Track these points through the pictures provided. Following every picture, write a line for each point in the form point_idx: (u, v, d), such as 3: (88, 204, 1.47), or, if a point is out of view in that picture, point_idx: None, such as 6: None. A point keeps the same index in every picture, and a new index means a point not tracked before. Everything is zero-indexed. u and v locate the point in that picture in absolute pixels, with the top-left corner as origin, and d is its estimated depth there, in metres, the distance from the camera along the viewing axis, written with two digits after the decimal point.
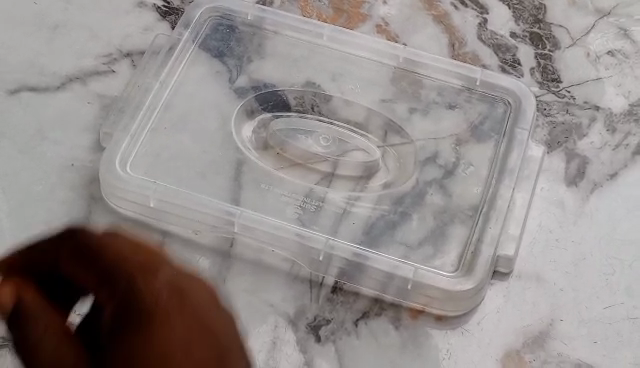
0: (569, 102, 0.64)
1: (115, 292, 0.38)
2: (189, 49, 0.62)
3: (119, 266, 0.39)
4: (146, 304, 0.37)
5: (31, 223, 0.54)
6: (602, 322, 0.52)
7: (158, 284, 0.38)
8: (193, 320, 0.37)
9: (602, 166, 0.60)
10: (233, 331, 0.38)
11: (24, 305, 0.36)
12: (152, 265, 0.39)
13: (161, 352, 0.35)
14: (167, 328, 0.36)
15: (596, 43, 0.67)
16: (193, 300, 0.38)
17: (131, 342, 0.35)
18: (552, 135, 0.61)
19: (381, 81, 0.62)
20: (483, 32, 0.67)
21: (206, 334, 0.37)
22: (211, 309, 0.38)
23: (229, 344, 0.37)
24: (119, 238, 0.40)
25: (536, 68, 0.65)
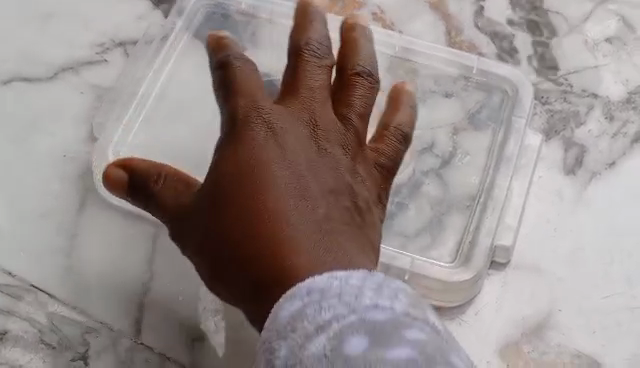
0: (566, 90, 0.63)
1: (292, 86, 0.43)
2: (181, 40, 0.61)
3: (309, 64, 0.43)
4: (303, 120, 0.42)
5: (24, 215, 0.53)
6: (601, 312, 0.52)
7: (342, 125, 0.43)
8: (335, 148, 0.41)
9: (600, 154, 0.59)
10: (375, 193, 0.43)
11: (227, 72, 0.42)
12: (319, 62, 0.43)
13: (296, 158, 0.40)
14: (304, 143, 0.41)
15: (593, 30, 0.66)
16: (363, 153, 0.43)
17: (269, 134, 0.40)
18: (549, 124, 0.61)
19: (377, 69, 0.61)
20: (480, 19, 0.66)
21: (345, 172, 0.41)
22: (355, 134, 0.43)
23: (370, 200, 0.42)
24: (355, 37, 0.46)
25: (533, 55, 0.65)
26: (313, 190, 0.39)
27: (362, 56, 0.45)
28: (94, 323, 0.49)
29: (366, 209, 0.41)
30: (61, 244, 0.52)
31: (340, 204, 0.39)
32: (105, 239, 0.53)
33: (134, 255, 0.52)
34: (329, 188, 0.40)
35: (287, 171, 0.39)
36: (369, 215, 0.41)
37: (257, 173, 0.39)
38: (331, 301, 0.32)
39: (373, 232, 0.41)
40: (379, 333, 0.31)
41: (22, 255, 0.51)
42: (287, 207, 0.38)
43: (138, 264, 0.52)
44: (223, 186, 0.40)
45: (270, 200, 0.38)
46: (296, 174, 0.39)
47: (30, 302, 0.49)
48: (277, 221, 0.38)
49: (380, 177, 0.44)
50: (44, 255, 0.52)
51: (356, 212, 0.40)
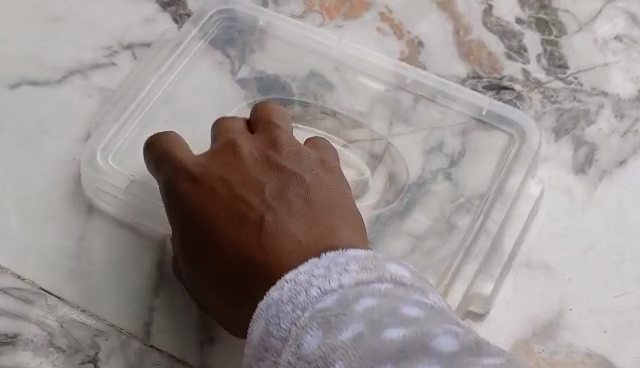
0: (576, 89, 0.63)
1: (210, 150, 0.52)
2: (197, 47, 0.61)
3: (221, 137, 0.52)
4: (232, 159, 0.51)
5: (33, 218, 0.53)
6: (612, 311, 0.52)
7: (268, 143, 0.52)
8: (270, 164, 0.50)
9: (611, 153, 0.59)
10: (330, 172, 0.51)
11: (155, 152, 0.52)
12: (229, 127, 0.53)
13: (233, 194, 0.49)
14: (239, 178, 0.49)
15: (603, 28, 0.66)
16: (298, 152, 0.52)
17: (206, 188, 0.49)
18: (559, 122, 0.61)
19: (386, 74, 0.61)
20: (489, 18, 0.66)
21: (285, 177, 0.50)
22: (283, 144, 0.52)
23: (321, 182, 0.50)
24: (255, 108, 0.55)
25: (543, 54, 0.64)
26: (261, 207, 0.48)
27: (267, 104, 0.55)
28: (102, 326, 0.49)
29: (322, 191, 0.49)
30: (70, 247, 0.52)
31: (293, 200, 0.48)
32: (114, 243, 0.53)
33: (143, 257, 0.52)
34: (277, 197, 0.48)
35: (228, 206, 0.48)
36: (326, 193, 0.49)
37: (203, 223, 0.48)
38: (286, 309, 0.42)
39: (341, 205, 0.49)
40: (328, 322, 0.39)
41: (31, 257, 0.51)
42: (251, 222, 0.47)
43: (147, 266, 0.52)
44: (189, 236, 0.48)
45: (232, 226, 0.47)
46: (239, 208, 0.48)
47: (40, 305, 0.50)
48: (250, 245, 0.46)
49: (324, 160, 0.52)
50: (53, 258, 0.52)
51: (308, 195, 0.49)
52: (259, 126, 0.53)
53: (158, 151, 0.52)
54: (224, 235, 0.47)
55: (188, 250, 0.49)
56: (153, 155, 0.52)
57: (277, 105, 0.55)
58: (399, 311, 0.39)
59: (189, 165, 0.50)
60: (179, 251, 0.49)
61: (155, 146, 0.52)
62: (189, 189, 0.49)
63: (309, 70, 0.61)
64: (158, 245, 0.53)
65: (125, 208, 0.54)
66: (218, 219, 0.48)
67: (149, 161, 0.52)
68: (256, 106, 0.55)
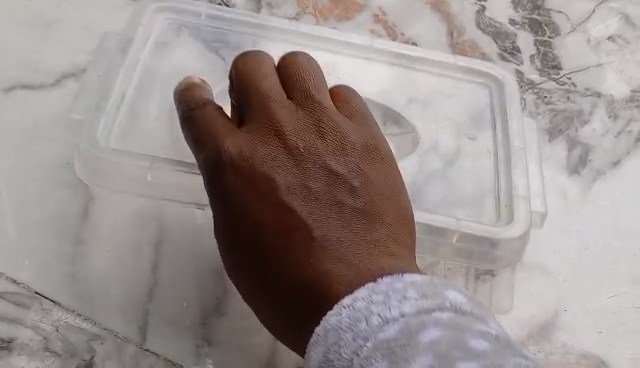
0: (569, 89, 0.63)
1: (250, 127, 0.44)
2: (168, 16, 0.61)
3: (257, 116, 0.44)
4: (274, 144, 0.43)
5: (28, 222, 0.53)
6: (608, 311, 0.52)
7: (312, 123, 0.45)
8: (314, 153, 0.44)
9: (605, 153, 0.60)
10: (381, 166, 0.45)
11: (196, 128, 0.45)
12: (268, 101, 0.44)
13: (278, 195, 0.42)
14: (284, 174, 0.43)
15: (596, 29, 0.67)
16: (346, 139, 0.45)
17: (248, 185, 0.42)
18: (553, 123, 0.61)
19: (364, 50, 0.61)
20: (482, 19, 0.66)
21: (331, 174, 0.43)
22: (328, 130, 0.45)
23: (371, 185, 0.44)
24: (290, 66, 0.46)
25: (536, 54, 0.65)
26: (306, 216, 0.42)
27: (309, 73, 0.46)
28: (98, 330, 0.49)
29: (373, 195, 0.43)
30: (66, 252, 0.52)
31: (343, 210, 0.42)
32: (110, 247, 0.53)
33: (139, 261, 0.52)
34: (325, 204, 0.42)
35: (274, 211, 0.42)
36: (376, 201, 0.43)
37: (248, 225, 0.42)
38: (346, 337, 0.36)
39: (392, 214, 0.43)
40: (394, 353, 0.34)
41: (27, 262, 0.51)
42: (296, 239, 0.41)
43: (143, 269, 0.52)
44: (236, 236, 0.42)
45: (277, 238, 0.41)
46: (286, 215, 0.42)
47: (35, 309, 0.49)
48: (295, 265, 0.41)
49: (371, 145, 0.45)
50: (49, 263, 0.51)
51: (361, 204, 0.43)
52: (301, 99, 0.45)
53: (195, 125, 0.45)
54: (269, 246, 0.41)
55: (233, 249, 0.43)
56: (194, 129, 0.45)
57: (315, 68, 0.47)
58: (468, 346, 0.34)
59: (230, 153, 0.43)
60: (227, 247, 0.43)
61: (194, 121, 0.45)
62: (233, 183, 0.43)
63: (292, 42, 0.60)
64: (153, 250, 0.53)
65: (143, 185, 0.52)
66: (264, 224, 0.42)
67: (189, 131, 0.45)
68: (299, 71, 0.46)
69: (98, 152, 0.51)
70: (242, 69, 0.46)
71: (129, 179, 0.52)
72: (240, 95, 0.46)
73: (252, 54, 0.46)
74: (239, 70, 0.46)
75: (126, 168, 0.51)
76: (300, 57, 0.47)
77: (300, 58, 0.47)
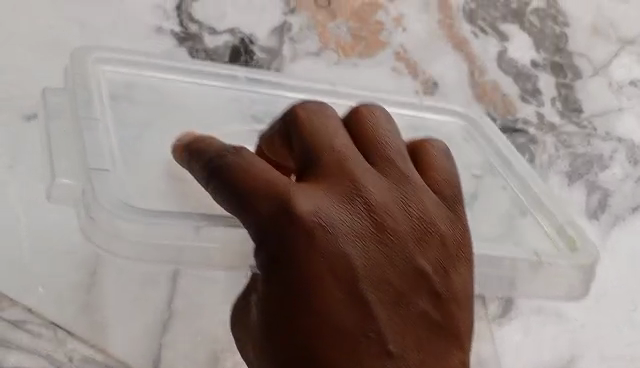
0: (590, 133, 0.64)
1: (327, 191, 0.38)
2: (105, 66, 0.51)
3: (337, 180, 0.39)
4: (355, 220, 0.38)
5: (43, 252, 0.51)
6: (618, 356, 0.55)
7: (397, 198, 0.40)
8: (397, 237, 0.39)
9: (624, 198, 0.62)
10: (457, 258, 0.42)
11: (246, 168, 0.38)
12: (350, 167, 0.39)
13: (358, 282, 0.38)
14: (363, 259, 0.38)
15: (617, 71, 0.68)
16: (430, 224, 0.41)
17: (323, 264, 0.37)
18: (573, 167, 0.62)
19: (343, 100, 0.56)
20: (505, 63, 0.65)
21: (411, 268, 0.40)
22: (412, 210, 0.40)
23: (449, 283, 0.41)
24: (366, 124, 0.42)
25: (557, 97, 0.65)
26: (382, 316, 0.38)
27: (390, 136, 0.42)
28: (111, 361, 0.49)
29: (448, 293, 0.41)
30: (82, 282, 0.51)
31: (416, 313, 0.39)
32: (125, 276, 0.52)
33: (155, 292, 0.52)
34: (403, 304, 0.39)
35: (347, 297, 0.37)
36: (450, 304, 0.41)
37: (304, 303, 0.36)
38: None
39: (464, 310, 0.41)
40: None
41: (42, 291, 0.50)
42: (365, 332, 0.37)
43: (159, 302, 0.52)
44: (287, 314, 0.36)
45: (345, 329, 0.37)
46: (360, 310, 0.37)
47: (48, 338, 0.49)
48: (358, 357, 0.37)
49: (452, 230, 0.42)
50: (64, 293, 0.50)
51: (437, 306, 0.40)
52: (381, 166, 0.41)
53: (252, 171, 0.38)
54: (335, 331, 0.37)
55: (270, 312, 0.37)
56: (248, 176, 0.37)
57: (391, 129, 0.42)
58: None
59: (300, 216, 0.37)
60: (267, 313, 0.37)
61: (245, 165, 0.38)
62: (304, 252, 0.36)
63: (272, 98, 0.55)
64: (168, 283, 0.52)
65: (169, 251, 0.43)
66: (334, 309, 0.37)
67: (229, 176, 0.38)
68: (379, 132, 0.42)
69: (119, 220, 0.42)
70: (311, 121, 0.40)
71: (165, 245, 0.42)
72: (309, 141, 0.40)
73: (310, 106, 0.41)
74: (301, 122, 0.40)
75: (157, 232, 0.42)
76: (378, 120, 0.42)
77: (377, 118, 0.42)
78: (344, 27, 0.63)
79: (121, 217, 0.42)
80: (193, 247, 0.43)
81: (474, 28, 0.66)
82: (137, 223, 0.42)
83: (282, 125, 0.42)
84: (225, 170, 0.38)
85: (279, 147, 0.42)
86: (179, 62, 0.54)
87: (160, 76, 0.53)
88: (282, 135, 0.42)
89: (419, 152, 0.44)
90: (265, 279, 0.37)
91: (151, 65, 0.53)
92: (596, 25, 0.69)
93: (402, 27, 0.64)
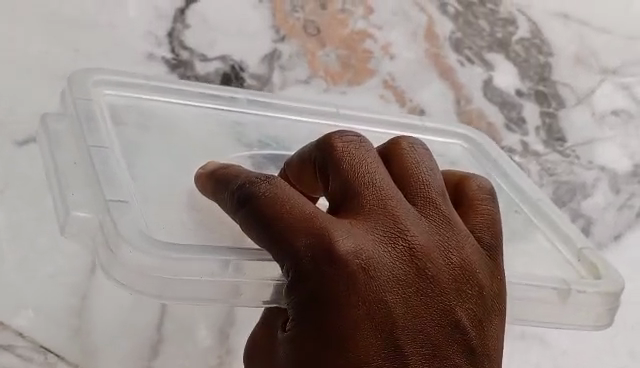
0: (574, 162, 0.68)
1: (368, 230, 0.40)
2: (106, 90, 0.52)
3: (377, 221, 0.40)
4: (394, 261, 0.40)
5: (35, 276, 0.50)
6: None
7: (438, 243, 0.42)
8: (437, 283, 0.41)
9: (605, 226, 0.67)
10: (491, 308, 0.43)
11: (288, 202, 0.40)
12: (392, 208, 0.41)
13: (394, 324, 0.39)
14: (402, 305, 0.40)
15: (601, 101, 0.70)
16: (470, 272, 0.42)
17: (359, 304, 0.39)
18: (557, 195, 0.66)
19: (338, 123, 0.59)
20: (490, 93, 0.67)
21: (449, 317, 0.41)
22: (452, 255, 0.42)
23: (484, 332, 0.42)
24: (407, 163, 0.44)
25: (542, 127, 0.67)
26: (414, 361, 0.40)
27: (431, 178, 0.44)
28: None
29: (480, 342, 0.42)
30: (74, 306, 0.51)
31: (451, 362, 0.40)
32: (116, 300, 0.52)
33: (145, 317, 0.52)
34: (438, 351, 0.40)
35: (380, 341, 0.39)
36: (483, 353, 0.42)
37: (336, 339, 0.38)
38: None
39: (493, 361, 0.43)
40: None
41: (34, 315, 0.50)
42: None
43: (149, 326, 0.52)
44: (320, 345, 0.38)
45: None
46: (393, 352, 0.39)
47: (40, 363, 0.49)
48: None
49: (490, 279, 0.43)
50: (57, 316, 0.50)
51: (472, 356, 0.41)
52: (426, 209, 0.43)
53: (293, 203, 0.39)
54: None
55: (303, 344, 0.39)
56: (288, 207, 0.39)
57: (431, 169, 0.44)
58: None
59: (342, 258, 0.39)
60: (299, 339, 0.39)
61: (283, 194, 0.40)
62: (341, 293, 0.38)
63: (264, 122, 0.57)
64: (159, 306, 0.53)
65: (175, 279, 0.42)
66: (366, 347, 0.39)
67: (266, 204, 0.39)
68: (421, 173, 0.44)
69: (141, 256, 0.41)
70: (354, 158, 0.42)
71: (188, 281, 0.42)
72: (352, 179, 0.42)
73: (350, 141, 0.43)
74: (340, 155, 0.42)
75: (181, 268, 0.42)
76: (419, 160, 0.44)
77: (416, 157, 0.44)
78: (333, 54, 0.63)
79: (143, 251, 0.41)
80: (221, 281, 0.43)
81: (460, 57, 0.67)
82: (161, 259, 0.41)
83: (320, 152, 0.44)
84: (261, 197, 0.40)
85: (307, 170, 0.46)
86: (179, 84, 0.55)
87: (161, 99, 0.54)
88: (319, 164, 0.44)
89: (465, 189, 0.47)
90: (299, 307, 0.39)
91: (151, 88, 0.54)
92: (580, 54, 0.70)
93: (389, 55, 0.65)
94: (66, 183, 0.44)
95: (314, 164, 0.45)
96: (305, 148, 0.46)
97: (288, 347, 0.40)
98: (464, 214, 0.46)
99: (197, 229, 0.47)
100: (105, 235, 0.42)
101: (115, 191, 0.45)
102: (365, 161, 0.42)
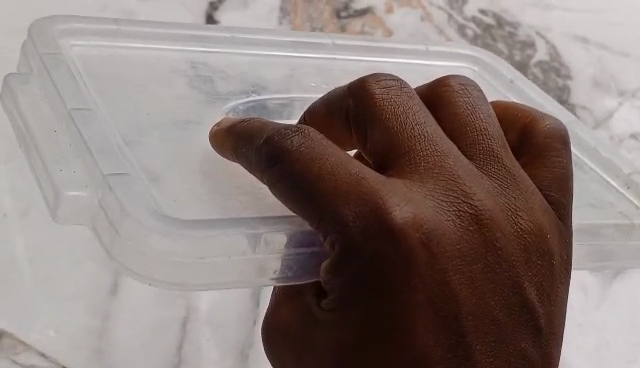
0: None
1: (425, 194, 0.35)
2: (73, 43, 0.45)
3: (434, 182, 0.36)
4: (457, 232, 0.35)
5: (56, 296, 0.50)
6: None
7: (505, 207, 0.37)
8: (505, 254, 0.37)
9: None
10: (558, 274, 0.39)
11: (332, 162, 0.34)
12: (448, 168, 0.37)
13: (457, 303, 0.35)
14: (466, 279, 0.35)
15: (620, 124, 0.68)
16: (540, 237, 0.38)
17: (418, 281, 0.34)
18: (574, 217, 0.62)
19: (341, 57, 0.53)
20: None
21: (515, 289, 0.37)
22: (521, 221, 0.38)
23: (553, 306, 0.39)
24: (457, 108, 0.40)
25: None
26: (476, 340, 0.36)
27: (488, 126, 0.40)
28: None
29: (546, 315, 0.38)
30: (95, 326, 0.50)
31: (518, 341, 0.37)
32: (136, 321, 0.51)
33: (165, 338, 0.52)
34: (504, 333, 0.37)
35: (442, 320, 0.35)
36: (550, 329, 0.39)
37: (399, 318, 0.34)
38: None
39: (556, 334, 0.39)
40: None
41: (55, 335, 0.49)
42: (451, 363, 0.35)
43: (169, 346, 0.52)
44: (373, 326, 0.34)
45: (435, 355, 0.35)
46: (455, 339, 0.35)
47: None
48: None
49: (561, 243, 0.40)
50: (78, 336, 0.50)
51: (540, 333, 0.38)
52: (487, 165, 0.38)
53: (334, 164, 0.34)
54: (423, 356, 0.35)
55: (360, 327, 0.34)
56: (330, 169, 0.34)
57: (486, 113, 0.40)
58: None
59: (400, 226, 0.34)
60: (339, 325, 0.35)
61: (325, 151, 0.35)
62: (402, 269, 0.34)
63: (260, 64, 0.51)
64: (179, 328, 0.52)
65: (197, 269, 0.35)
66: (424, 332, 0.35)
67: (303, 163, 0.34)
68: (475, 121, 0.40)
69: (155, 238, 0.35)
70: (399, 106, 0.38)
71: (211, 262, 0.35)
72: (402, 132, 0.37)
73: (390, 87, 0.39)
74: (381, 105, 0.38)
75: (205, 247, 0.35)
76: (470, 104, 0.40)
77: (468, 99, 0.40)
78: None
79: (156, 231, 0.35)
80: (253, 262, 0.36)
81: None
82: (175, 238, 0.35)
83: (357, 102, 0.39)
84: (297, 155, 0.35)
85: (336, 120, 0.41)
86: (150, 25, 0.48)
87: (134, 46, 0.47)
88: (354, 118, 0.39)
89: (533, 132, 0.43)
90: (345, 288, 0.34)
91: (121, 33, 0.47)
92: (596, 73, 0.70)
93: None
94: (46, 147, 0.38)
95: (350, 117, 0.40)
96: (335, 91, 0.41)
97: (330, 327, 0.36)
98: (534, 168, 0.42)
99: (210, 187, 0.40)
100: (108, 216, 0.35)
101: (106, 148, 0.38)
102: (412, 112, 0.38)
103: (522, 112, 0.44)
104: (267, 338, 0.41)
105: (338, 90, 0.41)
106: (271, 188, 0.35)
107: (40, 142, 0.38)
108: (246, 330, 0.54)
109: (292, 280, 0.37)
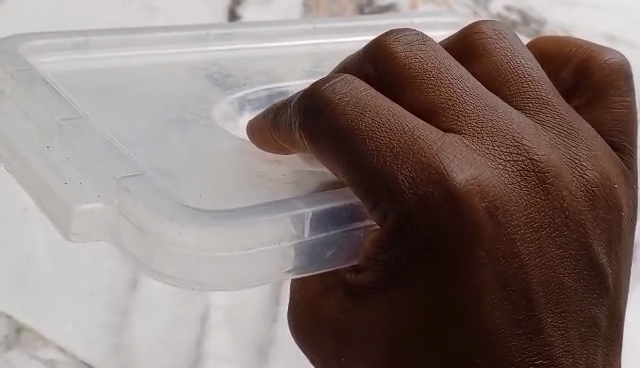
0: None
1: (481, 152, 0.30)
2: (42, 59, 0.38)
3: (489, 136, 0.30)
4: (521, 192, 0.30)
5: (76, 294, 0.48)
6: None
7: (566, 158, 0.32)
8: (574, 214, 0.31)
9: None
10: (626, 227, 0.34)
11: (369, 119, 0.29)
12: (506, 120, 0.31)
13: (526, 278, 0.30)
14: (535, 249, 0.30)
15: None
16: (607, 188, 0.33)
17: (483, 253, 0.29)
18: None
19: (325, 41, 0.46)
20: None
21: (586, 251, 0.32)
22: (585, 172, 0.32)
23: (619, 264, 0.34)
24: (491, 64, 0.34)
25: None
26: (551, 314, 0.31)
27: (533, 73, 0.34)
28: None
29: (617, 274, 0.34)
30: (112, 322, 0.49)
31: (590, 309, 0.32)
32: (156, 317, 0.50)
33: (185, 332, 0.51)
34: (575, 303, 0.32)
35: (512, 297, 0.30)
36: (616, 291, 0.34)
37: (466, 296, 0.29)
38: None
39: (623, 290, 0.35)
40: None
41: (72, 331, 0.48)
42: (522, 341, 0.30)
43: (190, 339, 0.51)
44: (434, 308, 0.30)
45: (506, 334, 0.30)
46: (525, 314, 0.30)
47: None
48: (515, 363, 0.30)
49: (626, 193, 0.34)
50: (95, 331, 0.49)
51: (609, 297, 0.33)
52: (542, 117, 0.33)
53: (378, 120, 0.29)
54: (493, 336, 0.30)
55: (425, 305, 0.30)
56: (366, 130, 0.29)
57: (526, 61, 0.34)
58: None
59: (458, 189, 0.28)
60: (401, 306, 0.30)
61: (360, 107, 0.29)
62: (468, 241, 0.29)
63: (244, 58, 0.43)
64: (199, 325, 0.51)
65: (244, 264, 0.29)
66: (494, 308, 0.30)
67: (338, 122, 0.29)
68: (518, 71, 0.34)
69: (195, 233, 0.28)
70: (429, 62, 0.32)
71: (258, 253, 0.29)
72: (453, 86, 0.31)
73: (414, 42, 0.32)
74: (410, 60, 0.32)
75: (253, 237, 0.29)
76: (511, 52, 0.34)
77: (505, 46, 0.34)
78: None
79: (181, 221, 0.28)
80: (295, 247, 0.30)
81: None
82: (221, 230, 0.28)
83: (374, 64, 0.33)
84: (335, 115, 0.29)
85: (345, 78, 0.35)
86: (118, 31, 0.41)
87: (108, 55, 0.40)
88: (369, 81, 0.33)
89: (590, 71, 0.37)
90: (387, 276, 0.30)
91: (90, 43, 0.40)
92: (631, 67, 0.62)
93: None
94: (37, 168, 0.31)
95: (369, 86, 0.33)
96: (347, 61, 0.35)
97: (386, 305, 0.31)
98: (592, 116, 0.36)
99: (223, 167, 0.34)
100: (130, 220, 0.28)
101: (127, 136, 0.34)
102: (451, 65, 0.32)
103: (575, 48, 0.38)
104: (295, 328, 0.36)
105: (348, 62, 0.34)
106: (310, 145, 0.30)
107: (29, 162, 0.31)
108: (266, 328, 0.53)
109: (340, 263, 0.31)
